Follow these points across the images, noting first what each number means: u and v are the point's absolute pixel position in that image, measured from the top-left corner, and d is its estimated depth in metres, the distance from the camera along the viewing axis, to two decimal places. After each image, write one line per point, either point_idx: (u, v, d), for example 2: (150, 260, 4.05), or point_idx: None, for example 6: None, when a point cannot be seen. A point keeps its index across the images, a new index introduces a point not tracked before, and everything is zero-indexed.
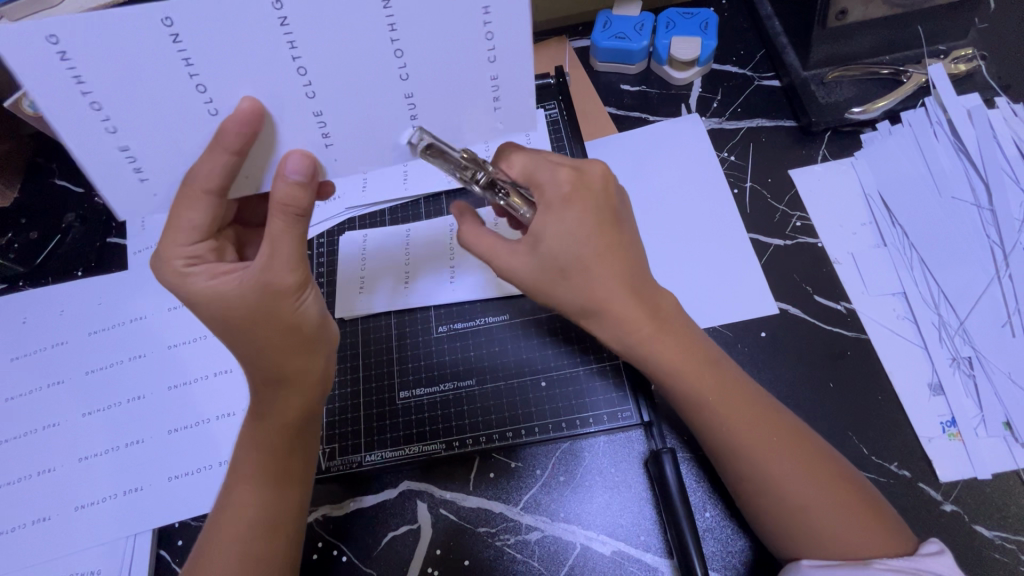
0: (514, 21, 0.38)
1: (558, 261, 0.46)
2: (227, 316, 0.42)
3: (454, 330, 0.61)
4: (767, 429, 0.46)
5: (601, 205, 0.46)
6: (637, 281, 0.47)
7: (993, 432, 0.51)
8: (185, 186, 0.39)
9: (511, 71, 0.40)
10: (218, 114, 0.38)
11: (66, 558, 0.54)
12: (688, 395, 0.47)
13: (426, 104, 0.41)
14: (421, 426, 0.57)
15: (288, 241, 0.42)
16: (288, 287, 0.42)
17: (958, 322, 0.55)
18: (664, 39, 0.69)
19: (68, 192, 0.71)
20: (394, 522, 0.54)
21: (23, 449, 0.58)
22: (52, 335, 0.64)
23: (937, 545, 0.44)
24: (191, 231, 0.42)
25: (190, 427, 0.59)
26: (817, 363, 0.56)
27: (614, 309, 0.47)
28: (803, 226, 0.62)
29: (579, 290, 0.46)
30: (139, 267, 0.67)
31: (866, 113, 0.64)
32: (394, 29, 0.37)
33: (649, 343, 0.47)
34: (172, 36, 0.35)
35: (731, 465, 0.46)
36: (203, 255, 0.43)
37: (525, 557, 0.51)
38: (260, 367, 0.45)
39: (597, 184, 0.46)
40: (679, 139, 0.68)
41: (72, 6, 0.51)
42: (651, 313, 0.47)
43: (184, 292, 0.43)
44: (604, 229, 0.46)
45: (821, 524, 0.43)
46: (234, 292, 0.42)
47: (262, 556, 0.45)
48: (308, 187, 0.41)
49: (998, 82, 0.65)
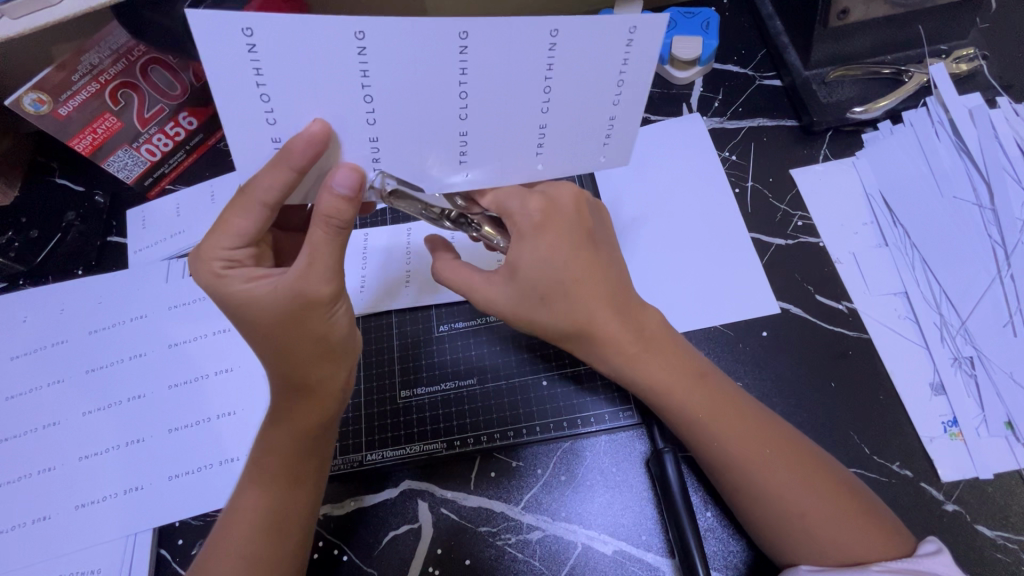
0: (644, 65, 0.40)
1: (535, 286, 0.46)
2: (261, 320, 0.42)
3: (455, 329, 0.61)
4: (760, 439, 0.46)
5: (577, 226, 0.48)
6: (618, 301, 0.48)
7: (994, 431, 0.51)
8: (242, 195, 0.40)
9: (628, 115, 0.43)
10: (373, 124, 0.39)
11: (65, 558, 0.54)
12: (677, 413, 0.47)
13: (554, 135, 0.42)
14: (421, 428, 0.57)
15: (325, 253, 0.42)
16: (323, 298, 0.42)
17: (959, 321, 0.55)
18: (665, 38, 0.69)
19: (69, 191, 0.71)
20: (394, 521, 0.53)
21: (23, 448, 0.58)
22: (51, 334, 0.63)
23: (936, 544, 0.44)
24: (237, 235, 0.42)
25: (191, 427, 0.58)
26: (818, 362, 0.56)
27: (600, 330, 0.47)
28: (804, 225, 0.62)
29: (563, 314, 0.47)
30: (139, 266, 0.67)
31: (868, 113, 0.64)
32: (550, 70, 0.39)
33: (636, 362, 0.47)
34: (360, 47, 0.35)
35: (724, 480, 0.46)
36: (243, 259, 0.43)
37: (526, 556, 0.51)
38: (283, 374, 0.45)
39: (567, 208, 0.48)
40: (681, 139, 0.68)
41: (72, 5, 0.51)
42: (636, 333, 0.48)
43: (220, 294, 0.43)
44: (580, 250, 0.47)
45: (821, 532, 0.43)
46: (269, 298, 0.42)
47: (271, 561, 0.45)
48: (353, 202, 0.40)
49: (999, 82, 0.65)
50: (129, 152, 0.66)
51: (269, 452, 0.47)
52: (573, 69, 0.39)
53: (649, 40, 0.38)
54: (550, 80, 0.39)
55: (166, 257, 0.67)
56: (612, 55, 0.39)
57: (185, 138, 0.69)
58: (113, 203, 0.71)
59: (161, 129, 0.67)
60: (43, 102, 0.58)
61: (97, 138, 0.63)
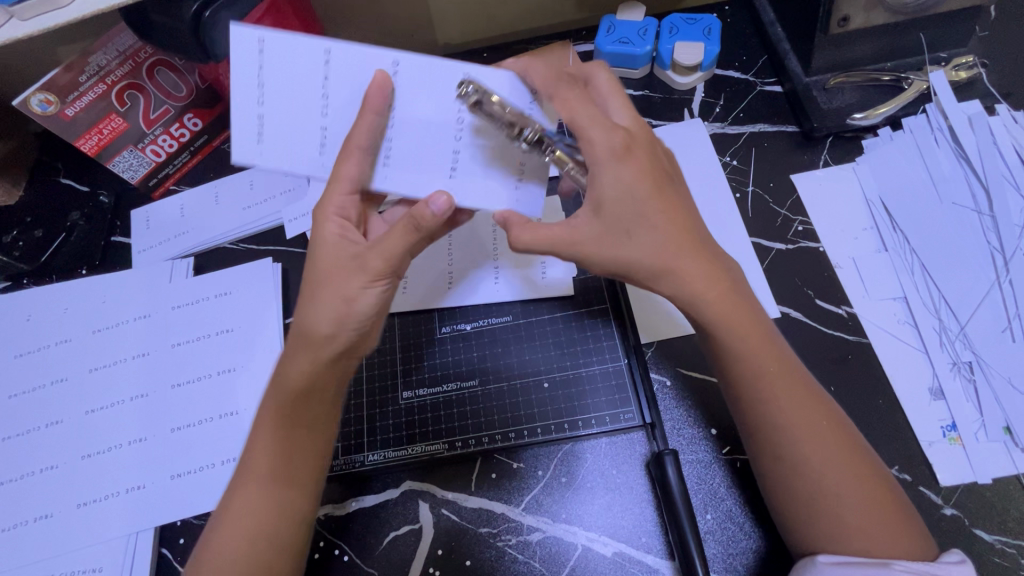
0: None
1: (621, 220, 0.45)
2: (320, 275, 0.47)
3: (457, 331, 0.61)
4: (815, 412, 0.45)
5: (655, 167, 0.47)
6: (708, 253, 0.47)
7: (993, 436, 0.51)
8: (344, 142, 0.44)
9: None
10: None
11: (68, 556, 0.54)
12: (745, 364, 0.46)
13: None
14: (436, 417, 0.57)
15: (392, 241, 0.46)
16: (372, 271, 0.46)
17: (958, 327, 0.55)
18: (666, 43, 0.70)
19: (73, 192, 0.71)
20: (395, 522, 0.54)
21: (26, 447, 0.58)
22: (55, 333, 0.64)
23: (960, 555, 0.44)
24: (346, 182, 0.45)
25: (192, 426, 0.58)
26: (818, 365, 0.56)
27: (677, 267, 0.46)
28: (805, 230, 0.63)
29: (645, 253, 0.46)
30: (142, 266, 0.67)
31: (868, 119, 0.65)
32: None
33: (715, 309, 0.46)
34: None
35: (767, 443, 0.46)
36: (348, 211, 0.48)
37: (526, 557, 0.52)
38: (303, 325, 0.46)
39: (658, 158, 0.48)
40: (683, 145, 0.68)
41: (80, 7, 0.51)
42: (720, 278, 0.47)
43: (315, 222, 0.48)
44: (653, 178, 0.46)
45: (856, 521, 0.43)
46: (340, 250, 0.47)
47: (278, 506, 0.46)
48: (439, 221, 0.45)
49: (998, 89, 0.65)
50: (134, 153, 0.66)
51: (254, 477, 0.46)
52: None
53: None
54: None
55: (168, 257, 0.67)
56: None
57: (190, 139, 0.70)
58: (117, 202, 0.71)
59: (166, 129, 0.67)
60: (51, 102, 0.58)
61: (102, 138, 0.64)
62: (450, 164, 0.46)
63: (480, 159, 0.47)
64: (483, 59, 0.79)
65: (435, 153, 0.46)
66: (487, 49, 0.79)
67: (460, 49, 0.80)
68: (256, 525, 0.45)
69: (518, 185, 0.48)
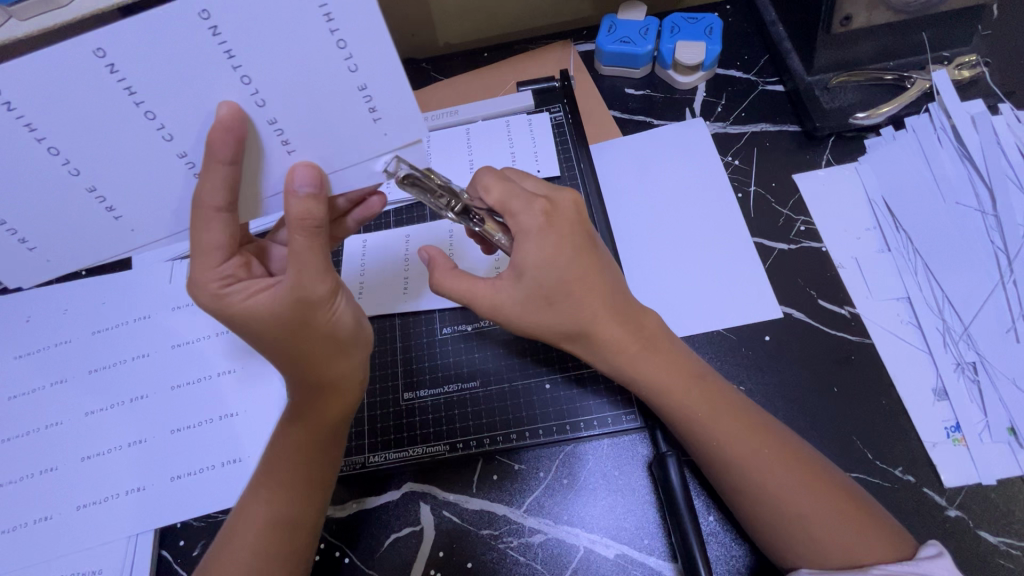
0: (544, 135, 0.69)
1: (541, 286, 0.47)
2: (264, 337, 0.44)
3: (459, 331, 0.61)
4: (761, 441, 0.46)
5: (578, 229, 0.49)
6: (620, 305, 0.49)
7: (997, 437, 0.51)
8: (196, 209, 0.40)
9: (522, 149, 0.69)
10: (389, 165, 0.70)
11: (68, 557, 0.54)
12: (677, 411, 0.48)
13: (479, 162, 0.69)
14: (424, 428, 0.57)
15: (310, 256, 0.42)
16: (320, 297, 0.43)
17: (961, 327, 0.55)
18: (668, 43, 0.70)
19: None
20: (397, 523, 0.54)
21: (25, 449, 0.58)
22: (55, 334, 0.64)
23: (936, 548, 0.43)
24: (216, 251, 0.42)
25: (192, 427, 0.58)
26: (821, 366, 0.56)
27: (599, 326, 0.48)
28: (807, 230, 0.62)
29: (568, 316, 0.48)
30: (142, 267, 0.67)
31: (870, 119, 0.64)
32: (467, 132, 0.71)
33: (637, 364, 0.49)
34: None
35: (723, 480, 0.46)
36: (235, 274, 0.44)
37: (528, 559, 0.51)
38: (305, 376, 0.46)
39: (570, 211, 0.49)
40: (685, 145, 0.68)
41: (81, 7, 0.51)
42: (638, 332, 0.49)
43: (222, 311, 0.43)
44: (578, 249, 0.48)
45: (825, 538, 0.43)
46: (270, 308, 0.43)
47: (283, 519, 0.47)
48: (320, 198, 0.41)
49: (1001, 89, 0.65)
50: None
51: (257, 496, 0.47)
52: (485, 131, 0.70)
53: (516, 118, 0.71)
54: (470, 138, 0.70)
55: (168, 258, 0.67)
56: (504, 126, 0.70)
57: None
58: None
59: None
60: None
61: None
62: (281, 142, 0.41)
63: (317, 122, 0.40)
64: (484, 59, 0.79)
65: (257, 141, 0.40)
66: (488, 49, 0.79)
67: (461, 49, 0.80)
68: (259, 542, 0.46)
69: (377, 118, 0.41)
